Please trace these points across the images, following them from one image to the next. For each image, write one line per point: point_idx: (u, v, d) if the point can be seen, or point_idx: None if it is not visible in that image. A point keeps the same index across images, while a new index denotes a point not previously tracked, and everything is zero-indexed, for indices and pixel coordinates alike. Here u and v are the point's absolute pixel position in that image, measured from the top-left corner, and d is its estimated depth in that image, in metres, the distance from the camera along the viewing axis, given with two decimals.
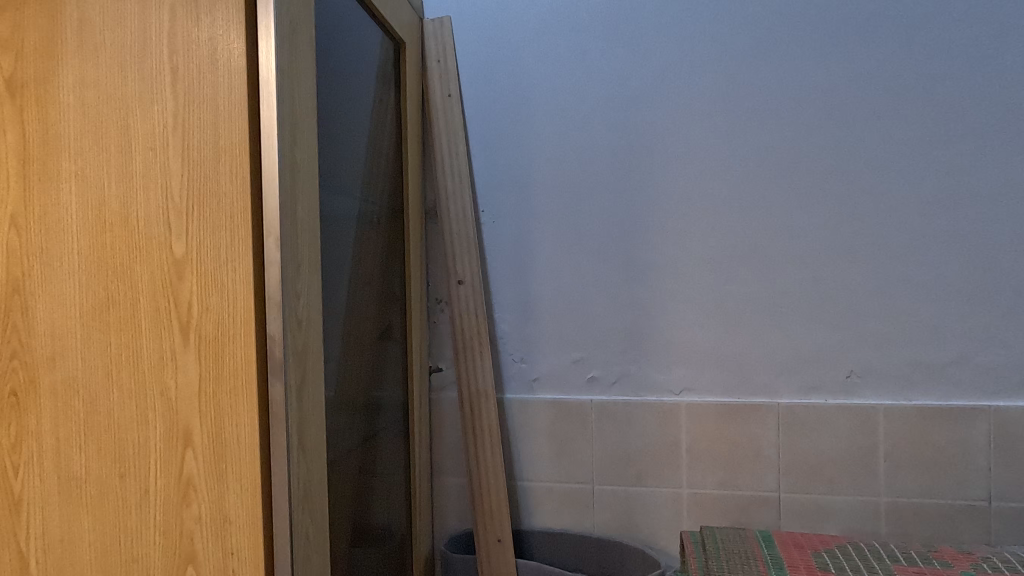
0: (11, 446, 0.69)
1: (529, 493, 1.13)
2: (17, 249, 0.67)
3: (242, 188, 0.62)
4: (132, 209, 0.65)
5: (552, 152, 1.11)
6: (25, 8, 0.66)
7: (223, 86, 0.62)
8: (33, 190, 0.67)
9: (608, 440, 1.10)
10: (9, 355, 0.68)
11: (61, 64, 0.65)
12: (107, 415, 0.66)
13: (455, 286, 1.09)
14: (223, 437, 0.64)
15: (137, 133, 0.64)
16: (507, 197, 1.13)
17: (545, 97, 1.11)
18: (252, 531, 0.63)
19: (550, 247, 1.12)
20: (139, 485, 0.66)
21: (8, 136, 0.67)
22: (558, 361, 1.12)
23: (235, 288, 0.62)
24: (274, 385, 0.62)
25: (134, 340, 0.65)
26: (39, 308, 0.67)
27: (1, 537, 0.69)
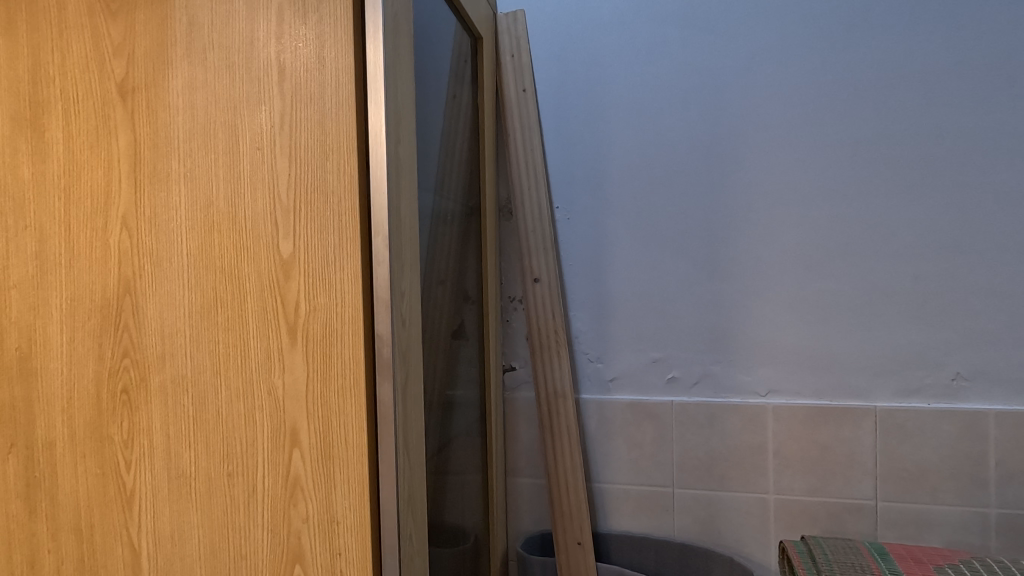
0: (123, 442, 0.70)
1: (606, 495, 1.10)
2: (128, 249, 0.69)
3: (350, 186, 0.61)
4: (240, 209, 0.65)
5: (629, 145, 1.08)
6: (136, 14, 0.67)
7: (330, 83, 0.62)
8: (143, 191, 0.68)
9: (689, 443, 1.06)
10: (120, 353, 0.70)
11: (171, 67, 0.67)
12: (214, 414, 0.67)
13: (531, 284, 1.07)
14: (331, 437, 0.63)
15: (245, 133, 0.64)
16: (583, 193, 1.10)
17: (622, 90, 1.08)
18: (360, 533, 0.63)
19: (628, 244, 1.09)
20: (247, 484, 0.66)
21: (119, 140, 0.69)
22: (636, 361, 1.09)
23: (343, 288, 0.62)
24: (382, 385, 0.62)
25: (241, 339, 0.65)
26: (149, 308, 0.69)
27: (114, 531, 0.71)
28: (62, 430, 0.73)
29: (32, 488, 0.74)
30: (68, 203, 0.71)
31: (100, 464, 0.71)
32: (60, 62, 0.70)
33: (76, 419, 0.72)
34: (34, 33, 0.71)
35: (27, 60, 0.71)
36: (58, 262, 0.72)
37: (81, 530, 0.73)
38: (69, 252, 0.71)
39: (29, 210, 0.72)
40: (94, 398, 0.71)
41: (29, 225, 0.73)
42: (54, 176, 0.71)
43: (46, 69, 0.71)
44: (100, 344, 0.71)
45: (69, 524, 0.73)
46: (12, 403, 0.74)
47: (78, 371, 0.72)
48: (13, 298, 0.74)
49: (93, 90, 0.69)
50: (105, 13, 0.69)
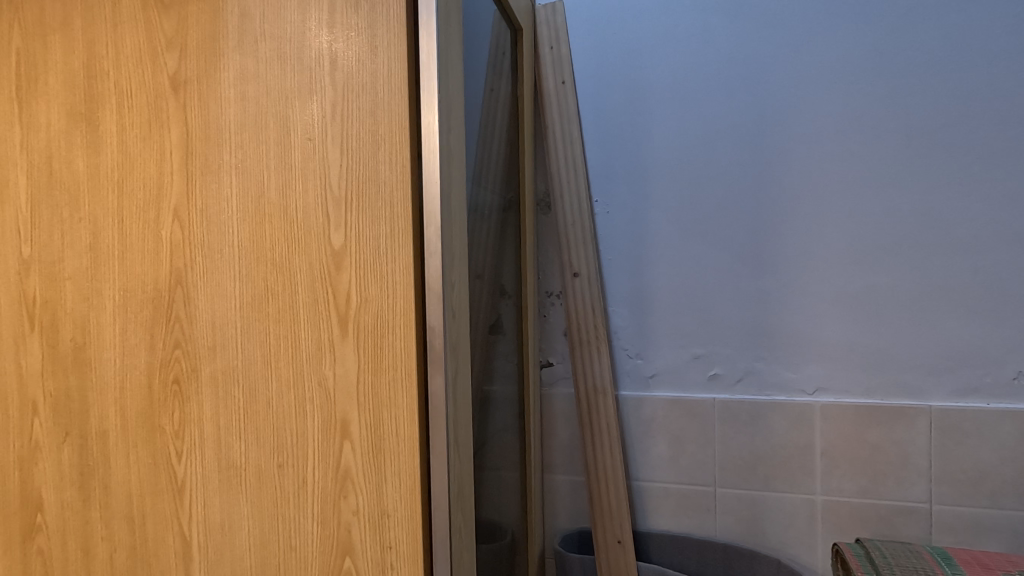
0: (174, 432, 0.71)
1: (645, 493, 1.08)
2: (180, 241, 0.69)
3: (402, 176, 0.61)
4: (291, 200, 0.65)
5: (671, 137, 1.06)
6: (188, 7, 0.68)
7: (382, 72, 0.61)
8: (195, 183, 0.68)
9: (733, 441, 1.04)
10: (172, 344, 0.70)
11: (222, 59, 0.67)
12: (265, 405, 0.67)
13: (571, 278, 1.06)
14: (381, 429, 0.63)
15: (296, 124, 0.64)
16: (622, 186, 1.08)
17: (664, 80, 1.06)
18: (411, 527, 0.62)
19: (668, 238, 1.07)
20: (297, 475, 0.66)
21: (171, 132, 0.69)
22: (677, 357, 1.07)
23: (395, 278, 0.61)
24: (433, 377, 0.61)
25: (292, 330, 0.65)
26: (201, 299, 0.69)
27: (165, 520, 0.72)
28: (115, 419, 0.74)
29: (86, 476, 0.76)
30: (121, 195, 0.72)
31: (152, 454, 0.72)
32: (114, 55, 0.71)
33: (128, 409, 0.73)
34: (89, 28, 0.72)
35: (83, 54, 0.73)
36: (111, 253, 0.73)
37: (132, 518, 0.74)
38: (122, 244, 0.72)
39: (84, 203, 0.74)
40: (145, 389, 0.72)
41: (84, 217, 0.74)
42: (108, 168, 0.72)
43: (101, 63, 0.72)
44: (152, 336, 0.71)
45: (121, 512, 0.74)
46: (68, 392, 0.76)
47: (130, 361, 0.73)
48: (68, 289, 0.75)
49: (146, 84, 0.70)
50: (158, 6, 0.69)
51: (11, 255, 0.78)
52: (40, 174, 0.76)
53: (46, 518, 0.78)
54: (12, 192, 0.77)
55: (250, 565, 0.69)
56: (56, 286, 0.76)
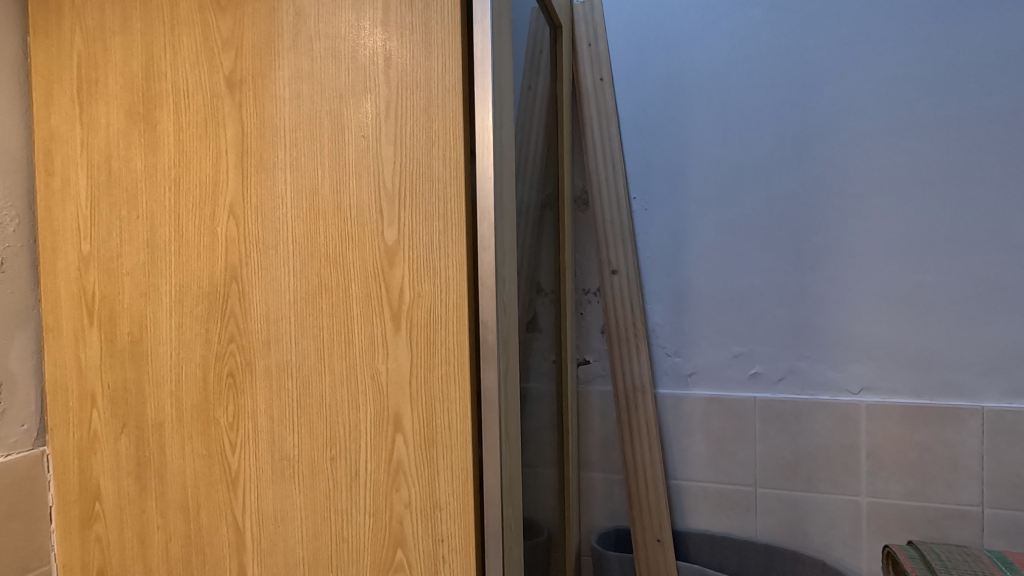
0: (228, 424, 0.73)
1: (684, 492, 1.07)
2: (235, 237, 0.71)
3: (455, 172, 0.61)
4: (345, 196, 0.66)
5: (711, 133, 1.05)
6: (244, 8, 0.69)
7: (436, 70, 0.62)
8: (250, 180, 0.70)
9: (774, 441, 1.02)
10: (227, 339, 0.72)
11: (277, 59, 0.68)
12: (318, 398, 0.68)
13: (609, 276, 1.06)
14: (434, 423, 0.63)
15: (350, 122, 0.65)
16: (661, 183, 1.08)
17: (705, 75, 1.05)
18: (463, 520, 0.63)
19: (708, 235, 1.06)
20: (350, 468, 0.67)
21: (227, 131, 0.71)
22: (716, 356, 1.06)
23: (448, 274, 0.62)
24: (486, 372, 0.62)
25: (345, 325, 0.66)
26: (255, 293, 0.70)
27: (219, 510, 0.74)
28: (171, 411, 0.76)
29: (142, 466, 0.78)
30: (177, 192, 0.74)
31: (206, 446, 0.74)
32: (172, 56, 0.73)
33: (183, 401, 0.75)
34: (147, 31, 0.74)
35: (142, 57, 0.75)
36: (168, 250, 0.74)
37: (187, 508, 0.75)
38: (178, 240, 0.74)
39: (142, 200, 0.76)
40: (201, 381, 0.74)
41: (141, 214, 0.76)
42: (165, 167, 0.74)
43: (159, 64, 0.74)
44: (207, 330, 0.73)
45: (176, 502, 0.76)
46: (125, 384, 0.78)
47: (186, 355, 0.74)
48: (125, 284, 0.77)
49: (202, 84, 0.72)
50: (214, 8, 0.71)
51: (71, 252, 0.80)
52: (99, 173, 0.78)
53: (104, 507, 0.81)
54: (74, 190, 0.80)
55: (302, 556, 0.70)
56: (114, 282, 0.78)
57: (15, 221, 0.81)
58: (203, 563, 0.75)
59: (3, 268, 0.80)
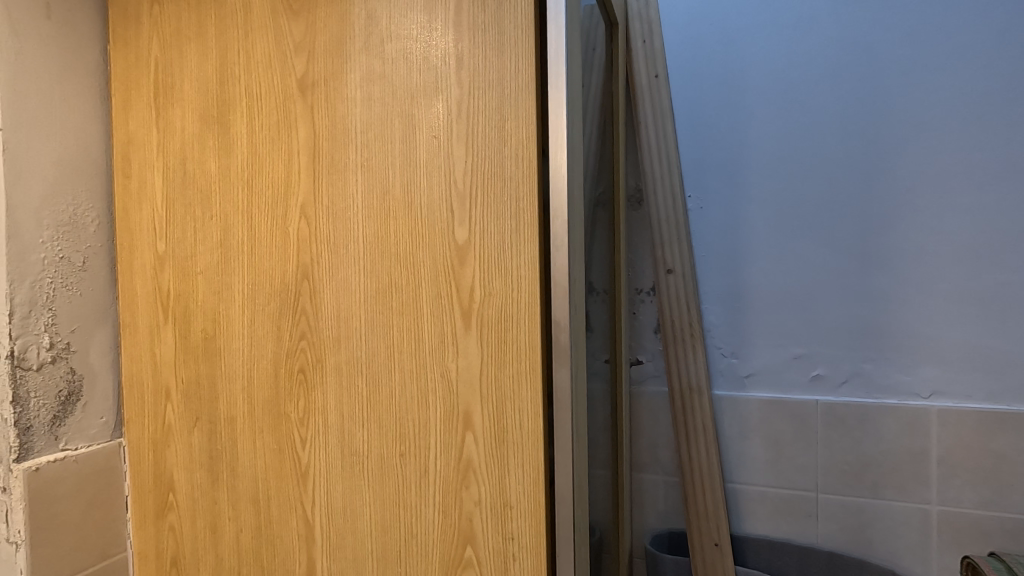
0: (299, 419, 0.74)
1: (740, 496, 1.05)
2: (306, 237, 0.73)
3: (528, 171, 0.61)
4: (416, 196, 0.66)
5: (771, 129, 1.02)
6: (317, 12, 0.71)
7: (509, 69, 0.62)
8: (322, 181, 0.71)
9: (837, 445, 1.00)
10: (298, 336, 0.74)
11: (348, 61, 0.69)
12: (388, 395, 0.69)
13: (664, 275, 1.05)
14: (504, 422, 0.63)
15: (421, 123, 0.66)
16: (718, 181, 1.06)
17: (765, 70, 1.02)
18: (534, 519, 0.63)
19: (768, 234, 1.03)
20: (419, 464, 0.68)
21: (299, 133, 0.72)
22: (776, 357, 1.03)
23: (519, 273, 0.62)
24: (558, 371, 0.61)
25: (416, 322, 0.67)
26: (326, 292, 0.72)
27: (288, 502, 0.76)
28: (243, 406, 0.78)
29: (214, 459, 0.80)
30: (250, 193, 0.76)
31: (277, 440, 0.76)
32: (246, 61, 0.75)
33: (255, 397, 0.77)
34: (222, 36, 0.77)
35: (216, 62, 0.77)
36: (241, 249, 0.77)
37: (258, 501, 0.78)
38: (251, 239, 0.76)
39: (216, 201, 0.78)
40: (272, 377, 0.76)
41: (215, 215, 0.78)
42: (238, 168, 0.76)
43: (233, 69, 0.76)
44: (279, 327, 0.75)
45: (248, 495, 0.78)
46: (198, 379, 0.81)
47: (258, 351, 0.76)
48: (199, 283, 0.80)
49: (275, 87, 0.74)
50: (287, 13, 0.72)
51: (147, 252, 0.83)
52: (174, 175, 0.81)
53: (177, 498, 0.83)
54: (150, 192, 0.83)
55: (371, 551, 0.71)
56: (188, 281, 0.80)
57: (96, 222, 0.84)
58: (273, 555, 0.77)
59: (86, 267, 0.83)
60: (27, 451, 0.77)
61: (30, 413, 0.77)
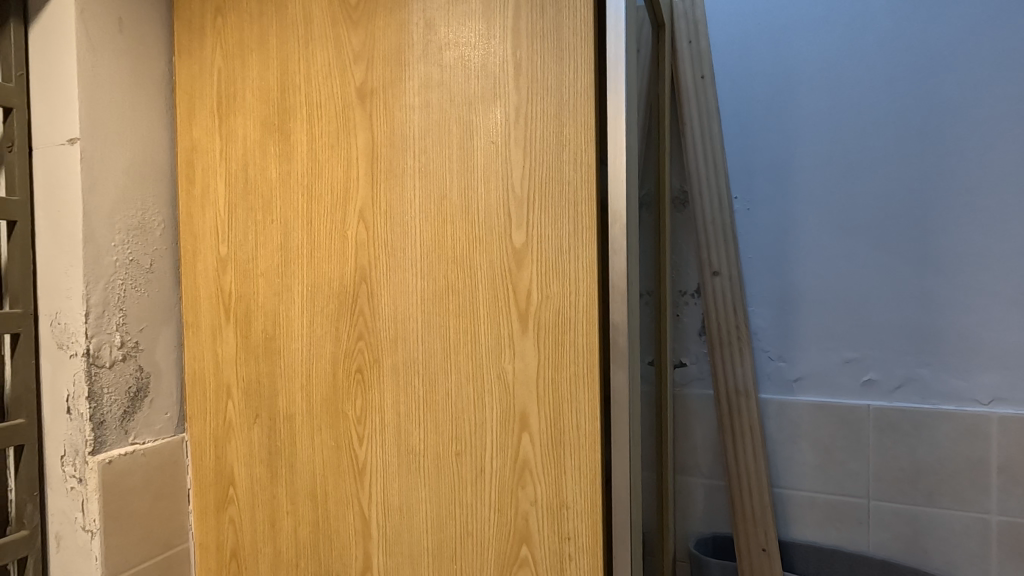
0: (356, 418, 0.76)
1: (788, 501, 1.04)
2: (365, 240, 0.75)
3: (587, 176, 0.62)
4: (473, 200, 0.68)
5: (822, 129, 1.01)
6: (376, 21, 0.73)
7: (567, 75, 0.62)
8: (380, 186, 0.73)
9: (890, 451, 0.97)
10: (356, 336, 0.76)
11: (406, 70, 0.71)
12: (444, 396, 0.71)
13: (710, 277, 1.04)
14: (561, 423, 0.64)
15: (479, 128, 0.67)
16: (764, 182, 1.05)
17: (815, 70, 1.01)
18: (591, 520, 0.63)
19: (817, 236, 1.02)
20: (475, 463, 0.69)
21: (358, 139, 0.74)
22: (826, 361, 1.02)
23: (578, 276, 0.62)
24: (616, 374, 0.62)
25: (472, 324, 0.68)
26: (384, 293, 0.74)
27: (345, 498, 0.78)
28: (301, 404, 0.80)
29: (273, 455, 0.83)
30: (309, 197, 0.78)
31: (335, 437, 0.78)
32: (306, 70, 0.78)
33: (313, 395, 0.79)
34: (283, 47, 0.79)
35: (277, 71, 0.80)
36: (301, 252, 0.79)
37: (316, 496, 0.80)
38: (311, 243, 0.78)
39: (276, 205, 0.81)
40: (331, 376, 0.78)
41: (275, 219, 0.81)
42: (299, 174, 0.79)
43: (293, 78, 0.79)
44: (337, 328, 0.77)
45: (306, 490, 0.81)
46: (258, 377, 0.84)
47: (316, 351, 0.79)
48: (260, 284, 0.83)
49: (335, 95, 0.76)
50: (347, 22, 0.75)
51: (210, 254, 0.87)
52: (237, 181, 0.84)
53: (237, 492, 0.87)
54: (213, 197, 0.86)
55: (427, 547, 0.73)
56: (250, 282, 0.83)
57: (162, 226, 0.88)
58: (330, 548, 0.79)
59: (153, 269, 0.87)
60: (100, 444, 0.81)
61: (104, 408, 0.82)
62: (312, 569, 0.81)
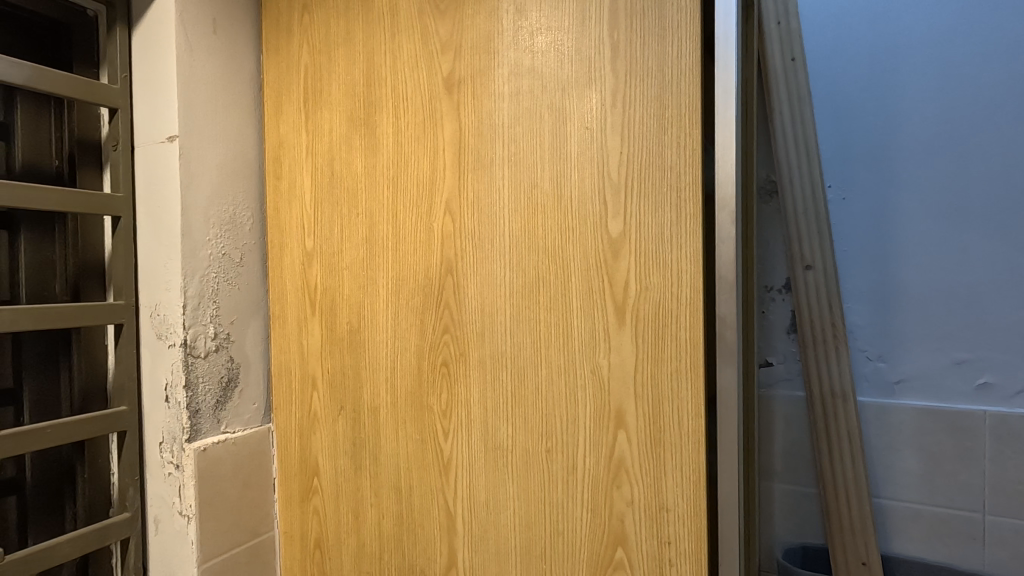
0: (442, 411, 0.76)
1: (888, 513, 0.97)
2: (451, 232, 0.74)
3: (692, 160, 0.58)
4: (566, 188, 0.66)
5: (930, 111, 0.93)
6: (464, 9, 0.71)
7: (671, 55, 0.59)
8: (467, 177, 0.72)
9: (1010, 462, 0.89)
10: (442, 329, 0.75)
11: (496, 57, 0.70)
12: (534, 390, 0.69)
13: (803, 272, 0.98)
14: (661, 421, 0.61)
15: (573, 115, 0.65)
16: (862, 170, 0.98)
17: (922, 47, 0.93)
18: (695, 523, 0.60)
19: (923, 226, 0.94)
20: (566, 461, 0.67)
21: (446, 130, 0.74)
22: (933, 362, 0.94)
23: (681, 266, 0.59)
24: (723, 371, 0.58)
25: (565, 318, 0.66)
26: (471, 286, 0.72)
27: (430, 491, 0.77)
28: (386, 397, 0.80)
29: (357, 447, 0.84)
30: (395, 190, 0.78)
31: (420, 431, 0.78)
32: (392, 62, 0.78)
33: (398, 388, 0.79)
34: (370, 40, 0.80)
35: (363, 65, 0.80)
36: (386, 245, 0.79)
37: (400, 489, 0.80)
38: (396, 235, 0.78)
39: (362, 199, 0.81)
40: (416, 369, 0.78)
41: (361, 213, 0.81)
42: (384, 166, 0.79)
43: (379, 71, 0.79)
44: (423, 320, 0.77)
45: (390, 483, 0.81)
46: (343, 369, 0.84)
47: (401, 344, 0.79)
48: (345, 277, 0.83)
49: (421, 86, 0.75)
50: (434, 12, 0.74)
51: (296, 248, 0.88)
52: (323, 175, 0.85)
53: (322, 482, 0.88)
54: (299, 192, 0.88)
55: (514, 544, 0.71)
56: (335, 276, 0.84)
57: (250, 221, 0.91)
58: (415, 542, 0.79)
59: (242, 262, 0.89)
60: (196, 432, 0.84)
61: (199, 397, 0.84)
62: (396, 562, 0.81)
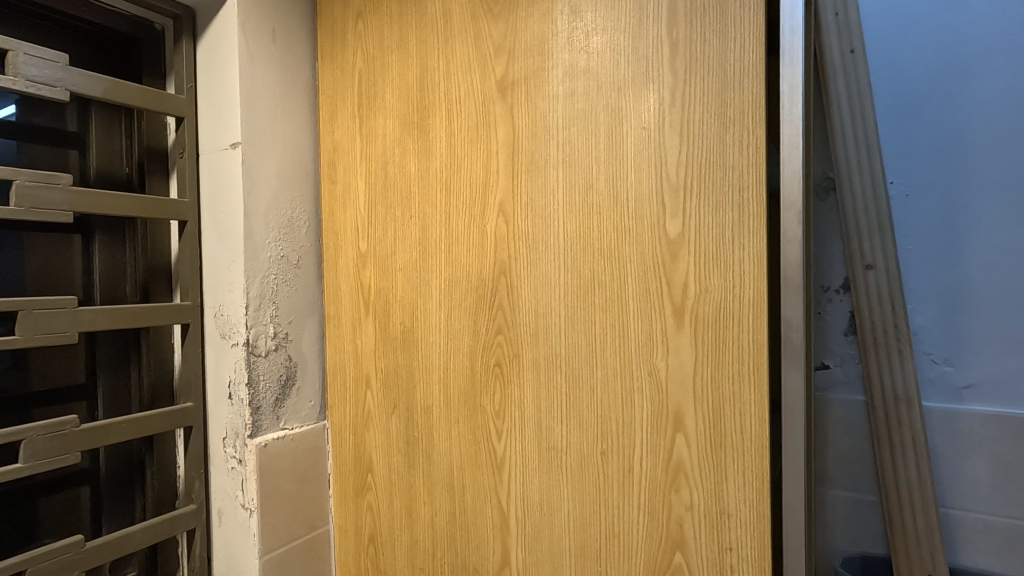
0: (495, 411, 0.76)
1: (957, 524, 0.92)
2: (504, 234, 0.74)
3: (755, 160, 0.57)
4: (622, 189, 0.65)
5: (1003, 103, 0.88)
6: (518, 12, 0.72)
7: (733, 53, 0.58)
8: (521, 178, 0.72)
9: None
10: (495, 330, 0.76)
11: (550, 59, 0.70)
12: (589, 391, 0.68)
13: (863, 271, 0.94)
14: (721, 425, 0.60)
15: (630, 115, 0.64)
16: (928, 165, 0.94)
17: (994, 37, 0.89)
18: (758, 530, 0.58)
19: (995, 223, 0.90)
20: (622, 463, 0.66)
21: (499, 132, 0.74)
22: (1006, 367, 0.89)
23: (743, 267, 0.58)
24: (788, 375, 0.56)
25: (621, 320, 0.66)
26: (524, 287, 0.73)
27: (484, 490, 0.78)
28: (439, 397, 0.82)
29: (411, 446, 0.85)
30: (448, 193, 0.79)
31: (473, 431, 0.79)
32: (446, 66, 0.79)
33: (451, 388, 0.80)
34: (423, 45, 0.81)
35: (417, 70, 0.82)
36: (440, 247, 0.80)
37: (453, 487, 0.81)
38: (449, 237, 0.79)
39: (415, 202, 0.83)
40: (468, 370, 0.79)
41: (414, 215, 0.83)
42: (437, 169, 0.80)
43: (433, 76, 0.80)
44: (476, 321, 0.77)
45: (443, 481, 0.82)
46: (396, 369, 0.86)
47: (454, 345, 0.80)
48: (398, 279, 0.85)
49: (475, 89, 0.76)
50: (488, 15, 0.74)
51: (351, 251, 0.91)
52: (377, 178, 0.87)
53: (376, 479, 0.90)
54: (354, 196, 0.90)
55: (569, 546, 0.71)
56: (389, 277, 0.86)
57: (307, 223, 0.93)
58: (468, 540, 0.80)
59: (299, 264, 0.92)
60: (258, 428, 0.87)
61: (260, 394, 0.87)
62: (450, 559, 0.82)
